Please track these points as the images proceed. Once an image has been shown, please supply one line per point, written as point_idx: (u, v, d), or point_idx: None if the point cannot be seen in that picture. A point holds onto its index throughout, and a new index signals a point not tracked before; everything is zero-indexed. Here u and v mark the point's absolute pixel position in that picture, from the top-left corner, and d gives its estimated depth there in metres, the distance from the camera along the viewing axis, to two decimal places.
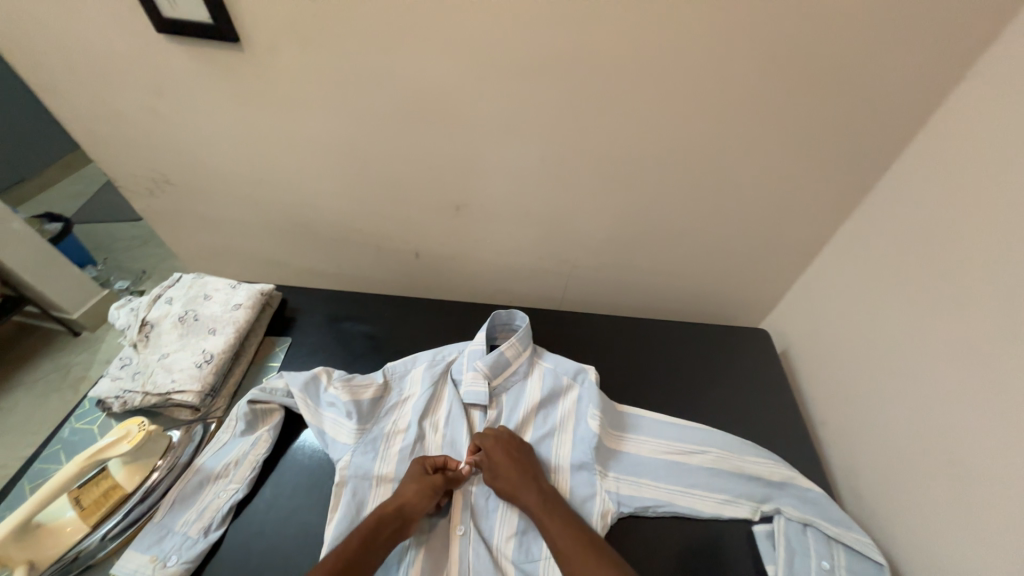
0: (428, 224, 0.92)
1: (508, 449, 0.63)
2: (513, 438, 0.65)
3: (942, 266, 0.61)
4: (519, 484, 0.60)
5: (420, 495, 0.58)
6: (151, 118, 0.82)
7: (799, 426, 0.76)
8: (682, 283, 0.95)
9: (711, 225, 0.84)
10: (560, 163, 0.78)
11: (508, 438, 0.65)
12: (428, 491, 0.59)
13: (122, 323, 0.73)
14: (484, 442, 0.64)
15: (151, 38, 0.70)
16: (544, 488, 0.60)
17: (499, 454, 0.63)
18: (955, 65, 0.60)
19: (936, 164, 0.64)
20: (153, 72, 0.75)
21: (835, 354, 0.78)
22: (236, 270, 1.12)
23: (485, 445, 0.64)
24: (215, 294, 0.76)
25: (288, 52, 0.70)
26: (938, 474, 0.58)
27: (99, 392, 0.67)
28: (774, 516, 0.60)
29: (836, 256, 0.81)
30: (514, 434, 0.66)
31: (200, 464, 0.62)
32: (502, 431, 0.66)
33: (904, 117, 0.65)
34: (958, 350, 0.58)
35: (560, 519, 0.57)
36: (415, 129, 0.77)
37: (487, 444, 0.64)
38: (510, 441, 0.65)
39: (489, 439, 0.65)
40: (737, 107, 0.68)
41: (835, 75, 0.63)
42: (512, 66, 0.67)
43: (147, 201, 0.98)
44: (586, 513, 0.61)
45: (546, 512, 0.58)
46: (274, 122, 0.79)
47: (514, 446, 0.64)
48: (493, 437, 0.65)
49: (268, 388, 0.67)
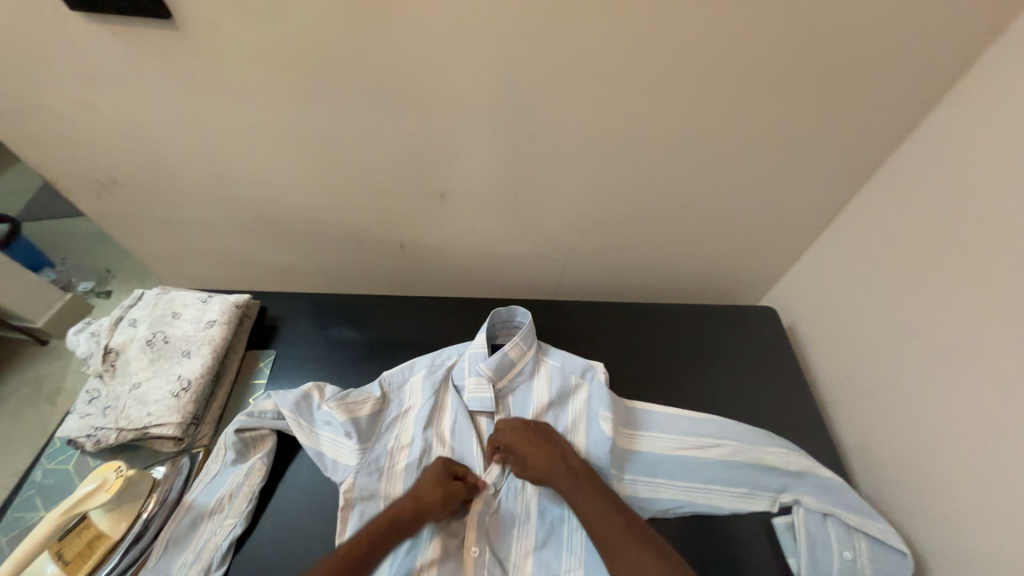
0: (412, 214, 0.84)
1: (530, 437, 0.63)
2: (529, 426, 0.64)
3: (966, 241, 0.58)
4: (547, 467, 0.60)
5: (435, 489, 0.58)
6: (84, 111, 0.71)
7: (808, 407, 0.74)
8: (685, 263, 0.91)
9: (717, 202, 0.78)
10: (555, 143, 0.70)
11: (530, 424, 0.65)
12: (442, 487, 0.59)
13: (83, 351, 0.66)
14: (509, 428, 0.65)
15: (64, 17, 0.59)
16: (573, 465, 0.60)
17: (522, 440, 0.62)
18: (992, 17, 0.54)
19: (962, 129, 0.59)
20: (73, 58, 0.63)
21: (844, 332, 0.75)
22: (205, 270, 1.03)
23: (503, 435, 0.63)
24: (185, 311, 0.69)
25: (236, 29, 0.59)
26: (952, 456, 0.57)
27: (67, 431, 0.61)
28: (793, 506, 0.60)
29: (844, 230, 0.77)
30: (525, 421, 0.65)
31: (190, 501, 0.58)
32: (520, 421, 0.65)
33: (930, 78, 0.60)
34: (979, 332, 0.55)
35: (590, 496, 0.57)
36: (389, 112, 0.68)
37: (509, 431, 0.64)
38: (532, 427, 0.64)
39: (507, 433, 0.64)
40: (749, 74, 0.61)
41: (859, 32, 0.56)
42: (499, 35, 0.58)
43: (94, 203, 0.87)
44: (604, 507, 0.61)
45: (575, 497, 0.58)
46: (225, 110, 0.69)
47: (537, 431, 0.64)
48: (510, 430, 0.64)
49: (256, 412, 0.62)
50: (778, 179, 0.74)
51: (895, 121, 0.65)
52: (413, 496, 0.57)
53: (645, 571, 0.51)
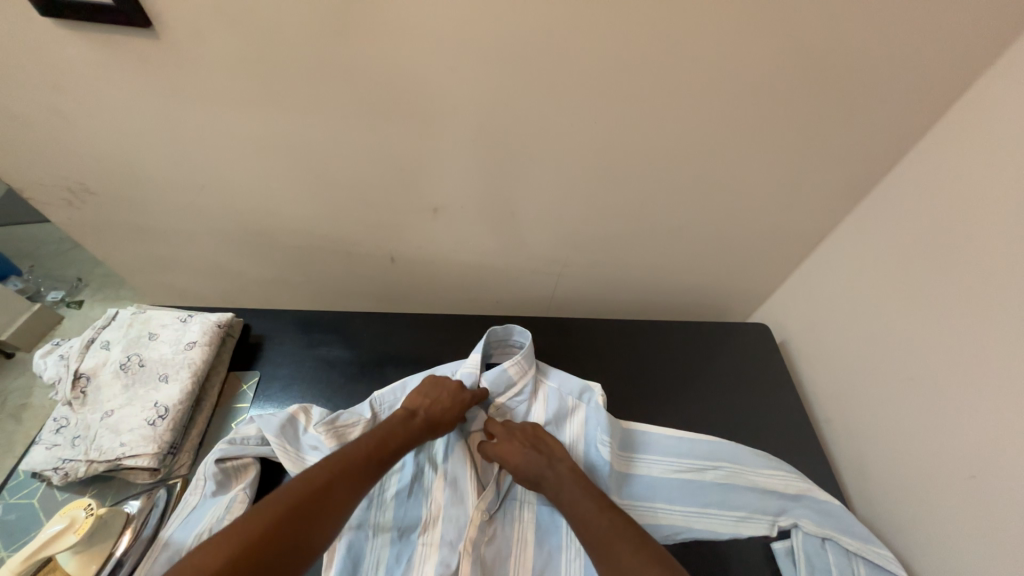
0: (403, 228, 0.82)
1: (528, 438, 0.62)
2: (531, 429, 0.64)
3: (962, 264, 0.58)
4: (540, 466, 0.59)
5: (453, 410, 0.63)
6: (55, 119, 0.67)
7: (802, 425, 0.75)
8: (678, 279, 0.91)
9: (711, 219, 0.78)
10: (551, 159, 0.70)
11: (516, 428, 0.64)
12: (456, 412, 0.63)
13: (51, 376, 0.62)
14: (497, 433, 0.64)
15: (34, 23, 0.55)
16: (562, 471, 0.59)
17: (510, 445, 0.61)
18: (980, 49, 0.55)
19: (955, 154, 0.60)
20: (44, 65, 0.60)
21: (837, 350, 0.76)
22: (184, 282, 0.99)
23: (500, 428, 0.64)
24: (162, 332, 0.66)
25: (225, 40, 0.57)
26: (946, 478, 0.58)
27: (32, 464, 0.57)
28: (792, 530, 0.60)
29: (837, 248, 0.78)
30: (524, 428, 0.64)
31: (167, 537, 0.53)
32: (509, 428, 0.64)
33: (924, 104, 0.60)
34: (974, 354, 0.56)
35: (580, 486, 0.57)
36: (382, 126, 0.66)
37: (497, 434, 0.64)
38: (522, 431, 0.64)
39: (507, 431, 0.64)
40: (746, 96, 0.61)
41: (854, 59, 0.56)
42: (500, 52, 0.58)
43: (65, 212, 0.83)
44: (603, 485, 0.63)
45: (563, 498, 0.57)
46: (208, 121, 0.66)
47: (524, 432, 0.63)
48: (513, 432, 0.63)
49: (238, 439, 0.59)
50: (773, 198, 0.74)
51: (889, 145, 0.65)
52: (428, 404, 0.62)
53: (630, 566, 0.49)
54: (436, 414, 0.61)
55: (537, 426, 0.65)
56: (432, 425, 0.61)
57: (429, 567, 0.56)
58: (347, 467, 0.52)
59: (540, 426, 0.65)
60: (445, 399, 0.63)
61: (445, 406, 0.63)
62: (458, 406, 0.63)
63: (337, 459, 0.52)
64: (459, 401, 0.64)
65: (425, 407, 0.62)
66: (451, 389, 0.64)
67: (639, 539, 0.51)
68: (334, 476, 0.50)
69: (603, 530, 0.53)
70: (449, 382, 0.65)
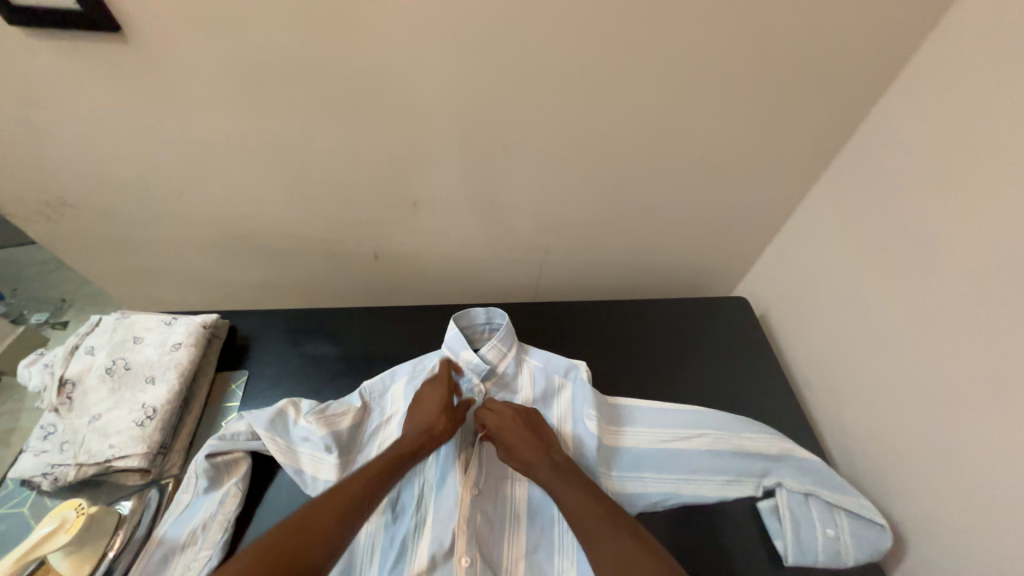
0: (384, 224, 0.83)
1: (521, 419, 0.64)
2: (524, 412, 0.65)
3: (920, 224, 0.60)
4: (531, 450, 0.60)
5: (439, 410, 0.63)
6: (29, 132, 0.67)
7: (785, 392, 0.76)
8: (658, 260, 0.92)
9: (684, 198, 0.80)
10: (524, 147, 0.71)
11: (521, 411, 0.65)
12: (449, 415, 0.63)
13: (35, 384, 0.62)
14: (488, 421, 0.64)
15: (3, 35, 0.56)
16: (557, 459, 0.60)
17: (506, 423, 0.63)
18: (925, 18, 0.57)
19: (907, 118, 0.62)
20: (14, 76, 0.60)
21: (813, 317, 0.78)
22: (169, 292, 0.99)
23: (492, 416, 0.63)
24: (147, 335, 0.66)
25: (191, 43, 0.58)
26: (922, 431, 0.60)
27: (22, 471, 0.57)
28: (776, 489, 0.62)
29: (806, 219, 0.80)
30: (518, 409, 0.65)
31: (161, 535, 0.54)
32: (511, 406, 0.65)
33: (874, 73, 0.63)
34: (937, 309, 0.58)
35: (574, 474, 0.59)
36: (355, 122, 0.67)
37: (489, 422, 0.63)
38: (523, 413, 0.65)
39: (497, 418, 0.63)
40: (707, 74, 0.63)
41: (807, 32, 0.59)
42: (463, 41, 0.59)
43: (44, 227, 0.83)
44: (588, 460, 0.64)
45: (558, 489, 0.57)
46: (183, 126, 0.67)
47: (527, 418, 0.64)
48: (500, 415, 0.64)
49: (228, 435, 0.60)
50: (741, 174, 0.76)
51: (845, 114, 0.68)
52: (423, 422, 0.62)
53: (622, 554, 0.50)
54: (429, 422, 0.62)
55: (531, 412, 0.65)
56: (428, 432, 0.61)
57: (424, 544, 0.57)
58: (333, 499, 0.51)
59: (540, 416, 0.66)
60: (431, 402, 0.64)
61: (431, 408, 0.63)
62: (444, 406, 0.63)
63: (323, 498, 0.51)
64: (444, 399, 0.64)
65: (416, 419, 0.62)
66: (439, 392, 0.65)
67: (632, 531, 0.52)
68: (313, 513, 0.50)
69: (598, 523, 0.53)
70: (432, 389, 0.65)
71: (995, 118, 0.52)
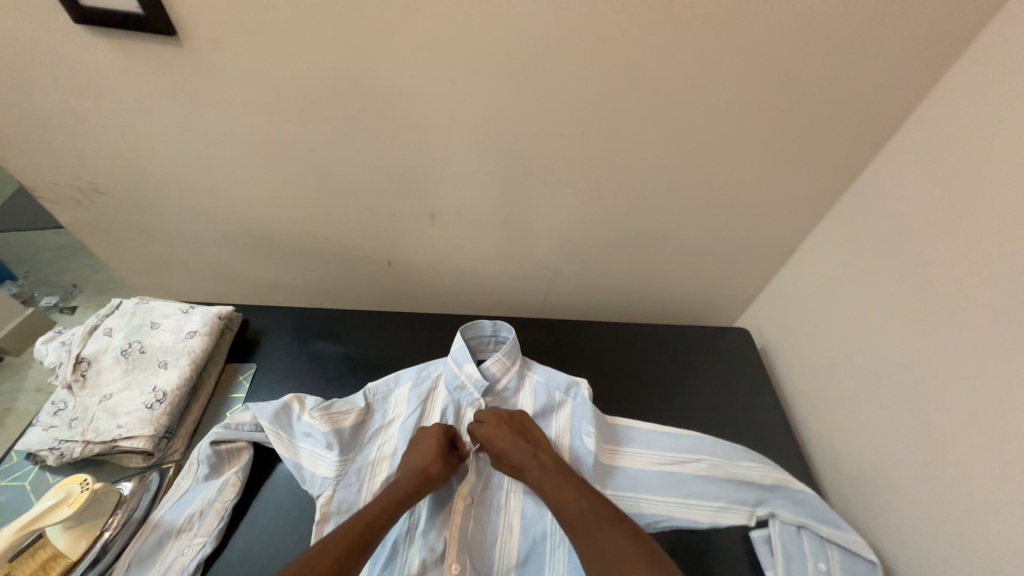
0: (400, 231, 0.86)
1: (512, 425, 0.65)
2: (513, 416, 0.67)
3: (918, 266, 0.63)
4: (524, 458, 0.61)
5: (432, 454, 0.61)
6: (76, 121, 0.71)
7: (782, 424, 0.77)
8: (663, 286, 0.95)
9: (692, 227, 0.83)
10: (541, 168, 0.74)
11: (505, 414, 0.67)
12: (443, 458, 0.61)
13: (51, 361, 0.64)
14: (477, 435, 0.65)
15: (68, 31, 0.60)
16: (545, 461, 0.61)
17: (498, 430, 0.64)
18: (925, 75, 0.61)
19: (909, 166, 0.65)
20: (71, 69, 0.64)
21: (813, 352, 0.80)
22: (183, 283, 1.01)
23: (480, 426, 0.65)
24: (164, 321, 0.68)
25: (241, 49, 0.62)
26: (915, 471, 0.60)
27: (29, 444, 0.58)
28: (769, 520, 0.62)
29: (809, 257, 0.83)
30: (500, 414, 0.66)
31: (158, 518, 0.55)
32: (494, 413, 0.66)
33: (877, 122, 0.67)
34: (934, 348, 0.60)
35: (565, 476, 0.60)
36: (384, 133, 0.71)
37: (478, 436, 0.65)
38: (508, 417, 0.66)
39: (488, 426, 0.65)
40: (720, 113, 0.67)
41: (815, 81, 0.63)
42: (494, 66, 0.63)
43: (72, 211, 0.86)
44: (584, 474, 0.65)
45: (546, 487, 0.59)
46: (221, 126, 0.71)
47: (513, 422, 0.66)
48: (493, 423, 0.65)
49: (233, 424, 0.60)
50: (748, 209, 0.79)
51: (850, 159, 0.71)
52: (419, 469, 0.59)
53: (615, 552, 0.51)
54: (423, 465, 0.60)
55: (524, 415, 0.67)
56: (422, 473, 0.59)
57: (414, 549, 0.57)
58: (342, 543, 0.49)
59: (528, 416, 0.68)
60: (423, 444, 0.62)
61: (426, 452, 0.61)
62: (434, 444, 0.62)
63: (332, 537, 0.50)
64: (434, 440, 0.63)
65: (408, 465, 0.60)
66: (430, 437, 0.63)
67: (631, 534, 0.53)
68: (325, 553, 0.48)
69: (586, 517, 0.55)
70: (424, 432, 0.64)
71: (991, 171, 0.55)
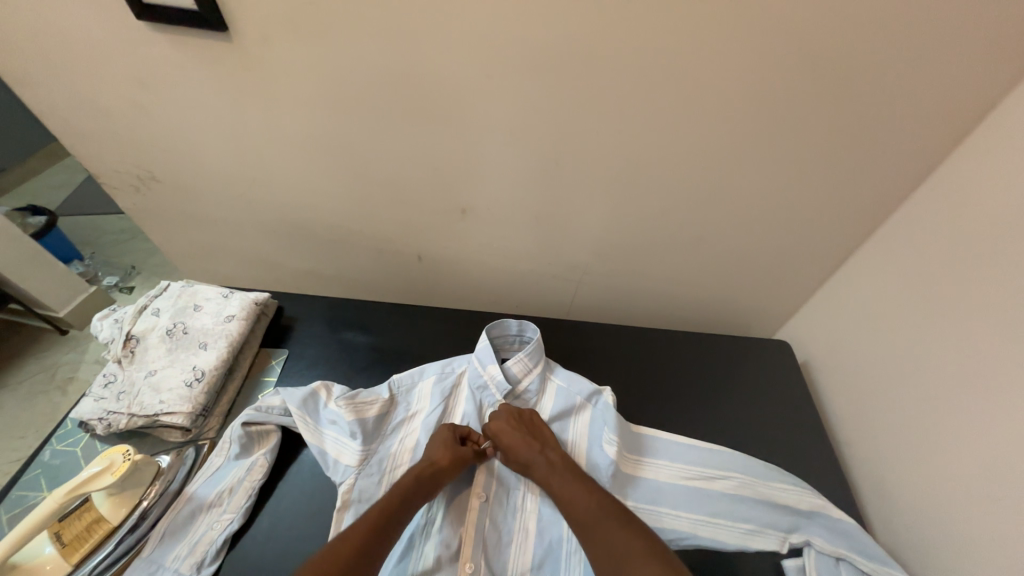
0: (430, 226, 0.86)
1: (523, 424, 0.64)
2: (525, 414, 0.66)
3: (980, 284, 0.57)
4: (534, 458, 0.60)
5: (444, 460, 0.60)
6: (135, 113, 0.75)
7: (821, 446, 0.72)
8: (698, 293, 0.91)
9: (732, 233, 0.79)
10: (573, 167, 0.73)
11: (516, 411, 0.66)
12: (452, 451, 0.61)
13: (105, 336, 0.68)
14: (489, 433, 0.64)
15: (130, 27, 0.64)
16: (551, 458, 0.61)
17: (507, 428, 0.63)
18: (1005, 75, 0.55)
19: (977, 174, 0.59)
20: (131, 63, 0.68)
21: (858, 371, 0.74)
22: (228, 269, 1.07)
23: (490, 424, 0.64)
24: (206, 304, 0.71)
25: (282, 43, 0.64)
26: (971, 512, 0.54)
27: (81, 414, 0.62)
28: (804, 548, 0.58)
29: (859, 269, 0.77)
30: (512, 411, 0.66)
31: (191, 492, 0.58)
32: (506, 410, 0.66)
33: (949, 126, 0.60)
34: (995, 378, 0.54)
35: (579, 480, 0.58)
36: (417, 129, 0.71)
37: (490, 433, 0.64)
38: (518, 414, 0.66)
39: (500, 422, 0.64)
40: (766, 114, 0.62)
41: (875, 80, 0.57)
42: (528, 61, 0.61)
43: (131, 198, 0.92)
44: (602, 482, 0.63)
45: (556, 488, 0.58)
46: (262, 119, 0.73)
47: (522, 419, 0.65)
48: (504, 420, 0.64)
49: (264, 407, 0.62)
50: (794, 216, 0.74)
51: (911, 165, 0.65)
52: (428, 461, 0.59)
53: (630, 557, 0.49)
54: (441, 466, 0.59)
55: (534, 414, 0.66)
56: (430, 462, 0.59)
57: (430, 545, 0.57)
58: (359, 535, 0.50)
59: (539, 416, 0.67)
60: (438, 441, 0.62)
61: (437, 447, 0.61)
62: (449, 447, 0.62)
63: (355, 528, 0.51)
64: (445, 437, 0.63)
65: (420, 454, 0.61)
66: (445, 438, 0.63)
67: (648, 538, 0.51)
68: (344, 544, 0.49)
69: (597, 515, 0.53)
70: (443, 432, 0.64)
71: None
